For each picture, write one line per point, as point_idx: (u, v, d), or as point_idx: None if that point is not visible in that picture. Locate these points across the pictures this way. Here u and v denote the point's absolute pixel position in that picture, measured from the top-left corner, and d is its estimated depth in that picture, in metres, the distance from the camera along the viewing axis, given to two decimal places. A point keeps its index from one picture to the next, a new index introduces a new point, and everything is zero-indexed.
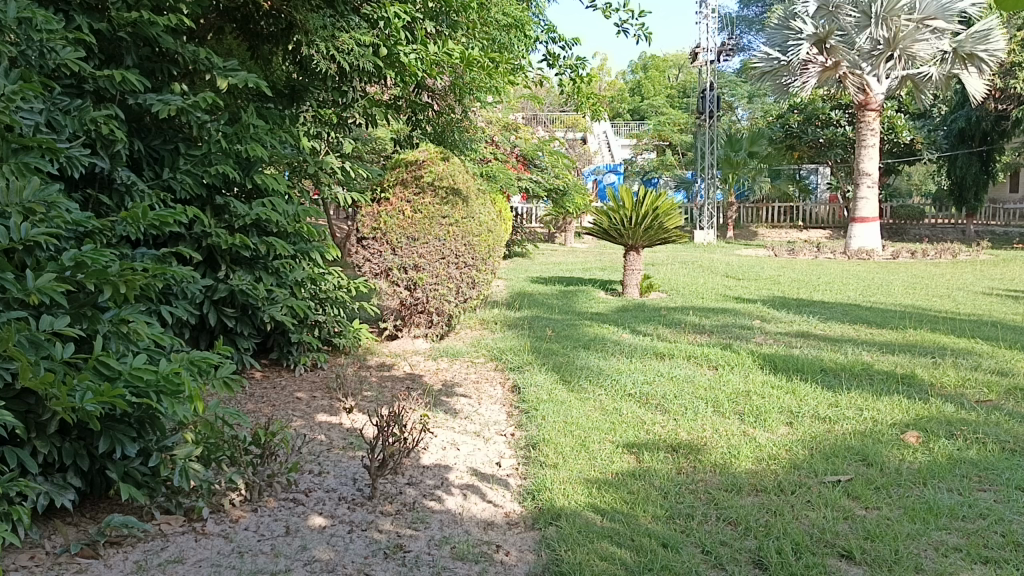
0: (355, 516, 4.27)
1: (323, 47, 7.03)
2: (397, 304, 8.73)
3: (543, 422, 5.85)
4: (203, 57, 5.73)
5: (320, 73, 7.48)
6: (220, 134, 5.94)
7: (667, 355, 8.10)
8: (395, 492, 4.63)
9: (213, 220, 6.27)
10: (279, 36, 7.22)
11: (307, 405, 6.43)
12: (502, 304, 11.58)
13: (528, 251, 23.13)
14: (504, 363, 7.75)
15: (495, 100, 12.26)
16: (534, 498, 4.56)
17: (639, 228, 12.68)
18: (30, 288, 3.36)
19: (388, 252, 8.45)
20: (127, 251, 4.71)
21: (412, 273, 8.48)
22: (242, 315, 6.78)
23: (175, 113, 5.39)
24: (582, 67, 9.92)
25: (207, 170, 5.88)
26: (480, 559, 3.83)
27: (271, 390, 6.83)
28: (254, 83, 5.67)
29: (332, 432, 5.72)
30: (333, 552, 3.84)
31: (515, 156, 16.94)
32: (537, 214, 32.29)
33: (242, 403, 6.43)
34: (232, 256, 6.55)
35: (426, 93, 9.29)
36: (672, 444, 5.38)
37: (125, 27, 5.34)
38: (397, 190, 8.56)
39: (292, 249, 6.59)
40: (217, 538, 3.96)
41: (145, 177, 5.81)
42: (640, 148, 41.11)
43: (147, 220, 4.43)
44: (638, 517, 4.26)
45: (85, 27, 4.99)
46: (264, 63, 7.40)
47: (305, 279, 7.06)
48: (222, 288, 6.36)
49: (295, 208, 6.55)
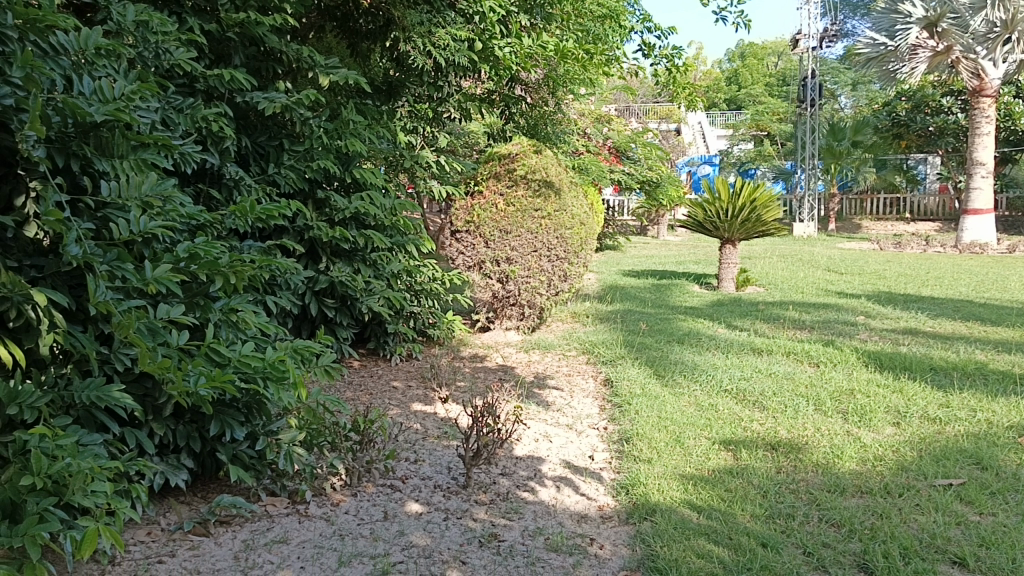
0: (450, 504, 4.34)
1: (420, 43, 7.16)
2: (489, 297, 8.83)
3: (637, 416, 5.81)
4: (306, 55, 5.93)
5: (416, 69, 7.61)
6: (322, 130, 6.12)
7: (766, 351, 7.89)
8: (490, 482, 4.68)
9: (315, 214, 6.48)
10: (376, 33, 7.49)
11: (402, 394, 6.57)
12: (593, 298, 11.55)
13: (621, 244, 23.00)
14: (596, 356, 7.72)
15: (589, 92, 12.23)
16: (628, 493, 4.53)
17: (735, 220, 12.40)
18: (149, 278, 3.56)
19: (481, 245, 8.55)
20: (235, 243, 4.92)
21: (505, 265, 8.54)
22: (341, 305, 6.98)
23: (280, 109, 5.61)
24: (679, 56, 9.75)
25: (309, 165, 6.08)
26: (575, 552, 3.83)
27: (368, 379, 7.01)
28: (354, 80, 5.86)
29: (427, 421, 5.83)
30: (430, 538, 3.92)
31: (608, 148, 16.85)
32: (630, 207, 32.03)
33: (341, 391, 6.62)
34: (332, 248, 6.76)
35: (521, 86, 9.45)
36: (771, 442, 5.25)
37: (234, 27, 5.57)
38: (490, 183, 8.56)
39: (388, 241, 6.76)
40: (319, 520, 4.09)
41: (252, 172, 6.04)
42: (736, 139, 40.19)
43: (254, 213, 4.61)
44: (736, 515, 4.17)
45: (197, 29, 5.23)
46: (363, 59, 7.65)
47: (401, 270, 7.22)
48: (322, 279, 6.57)
49: (392, 201, 6.74)
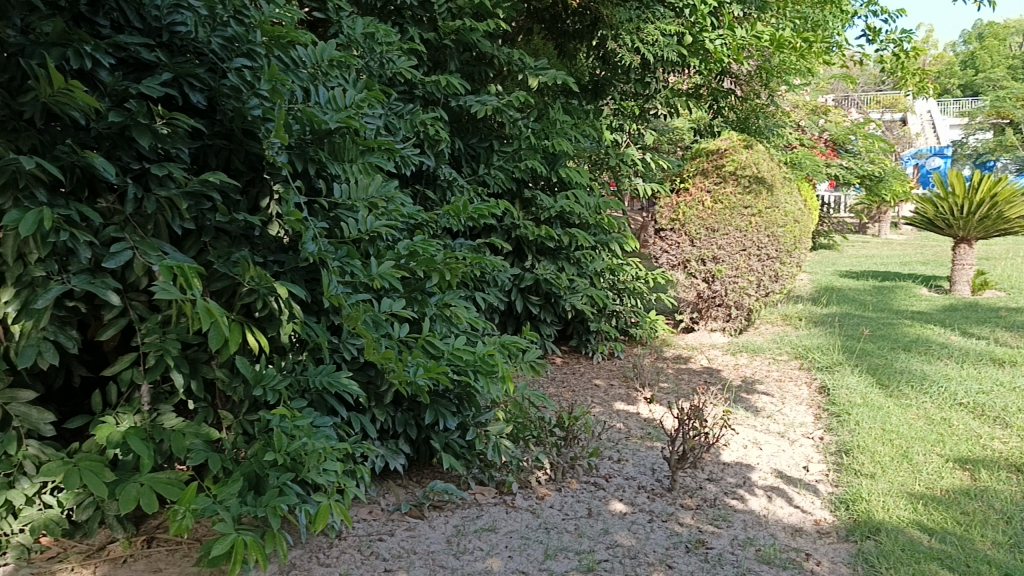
0: (655, 506, 4.29)
1: (629, 39, 7.15)
2: (694, 297, 8.63)
3: (856, 427, 5.44)
4: (517, 58, 6.14)
5: (623, 66, 7.58)
6: (530, 130, 6.29)
7: (1010, 363, 7.11)
8: (696, 487, 4.58)
9: (522, 213, 6.66)
10: (584, 32, 7.60)
11: (605, 392, 6.58)
12: (806, 300, 10.94)
13: (837, 243, 21.68)
14: (810, 362, 7.31)
15: (805, 83, 11.62)
16: (848, 508, 4.26)
17: (972, 217, 11.26)
18: (374, 274, 3.83)
19: (686, 243, 8.38)
20: (449, 241, 5.16)
21: (711, 264, 8.30)
22: (546, 303, 7.10)
23: (492, 112, 5.84)
24: (908, 40, 9.02)
25: (518, 165, 6.26)
26: (789, 566, 3.65)
27: (571, 376, 7.09)
28: (562, 80, 6.00)
29: (630, 421, 5.80)
30: (635, 539, 3.90)
31: (824, 141, 15.93)
32: (847, 203, 30.09)
33: (545, 387, 6.73)
34: (538, 246, 6.91)
35: (730, 78, 9.14)
36: (1016, 464, 4.73)
37: (450, 35, 5.84)
38: (698, 179, 8.47)
39: (592, 240, 6.84)
40: (526, 512, 4.19)
41: (464, 173, 6.29)
42: (972, 128, 36.56)
43: (467, 212, 4.86)
44: (974, 542, 3.80)
45: (417, 38, 5.55)
46: (569, 59, 7.76)
47: (604, 269, 7.24)
48: (528, 277, 6.73)
49: (596, 200, 6.84)
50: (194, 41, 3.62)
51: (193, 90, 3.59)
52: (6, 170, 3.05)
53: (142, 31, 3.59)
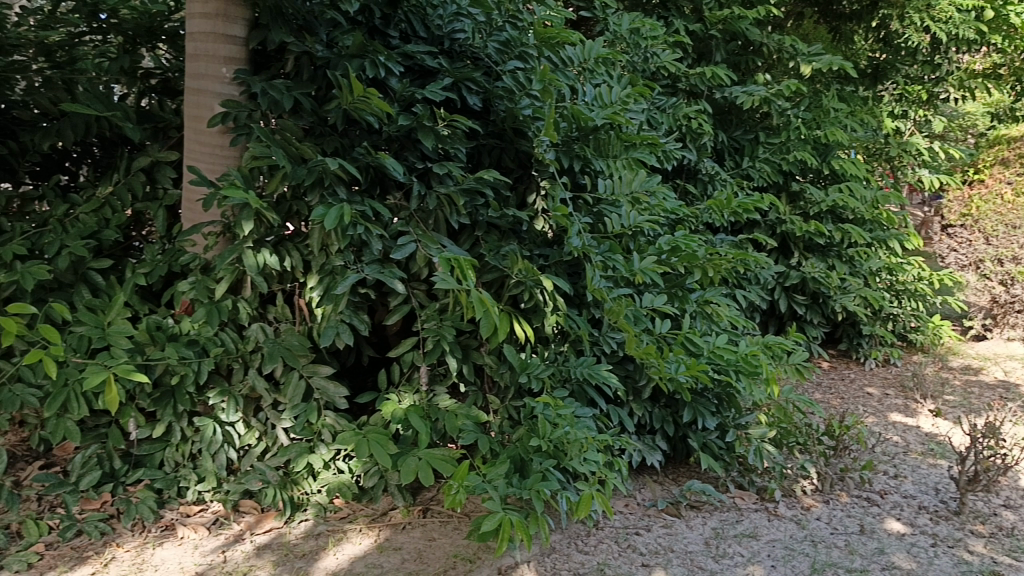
0: (940, 530, 3.91)
1: (917, 19, 6.78)
2: (988, 302, 7.80)
3: None
4: (788, 45, 5.93)
5: (906, 48, 7.04)
6: (800, 121, 6.03)
7: None
8: (990, 513, 4.10)
9: (789, 208, 6.37)
10: (862, 13, 7.07)
11: (879, 401, 6.09)
12: None
13: None
14: None
15: None
16: None
17: None
18: (636, 269, 3.86)
19: (980, 241, 7.77)
20: (712, 237, 5.06)
21: (1010, 265, 7.53)
22: (813, 303, 6.70)
23: (759, 102, 5.68)
24: None
25: (785, 157, 6.00)
26: None
27: (839, 382, 6.64)
28: (838, 64, 5.71)
29: (908, 434, 5.32)
30: (915, 563, 3.58)
31: None
32: None
33: (810, 392, 6.36)
34: (806, 243, 6.57)
35: None
36: None
37: (717, 25, 5.75)
38: (995, 169, 7.99)
39: (868, 236, 6.37)
40: (790, 522, 3.99)
41: (727, 167, 6.11)
42: None
43: (731, 207, 4.78)
44: None
45: (683, 31, 5.52)
46: (845, 43, 7.24)
47: (881, 268, 6.71)
48: (794, 275, 6.40)
49: (873, 193, 6.40)
50: (472, 46, 3.92)
51: (470, 93, 3.81)
52: (316, 171, 3.47)
53: (425, 40, 3.95)
